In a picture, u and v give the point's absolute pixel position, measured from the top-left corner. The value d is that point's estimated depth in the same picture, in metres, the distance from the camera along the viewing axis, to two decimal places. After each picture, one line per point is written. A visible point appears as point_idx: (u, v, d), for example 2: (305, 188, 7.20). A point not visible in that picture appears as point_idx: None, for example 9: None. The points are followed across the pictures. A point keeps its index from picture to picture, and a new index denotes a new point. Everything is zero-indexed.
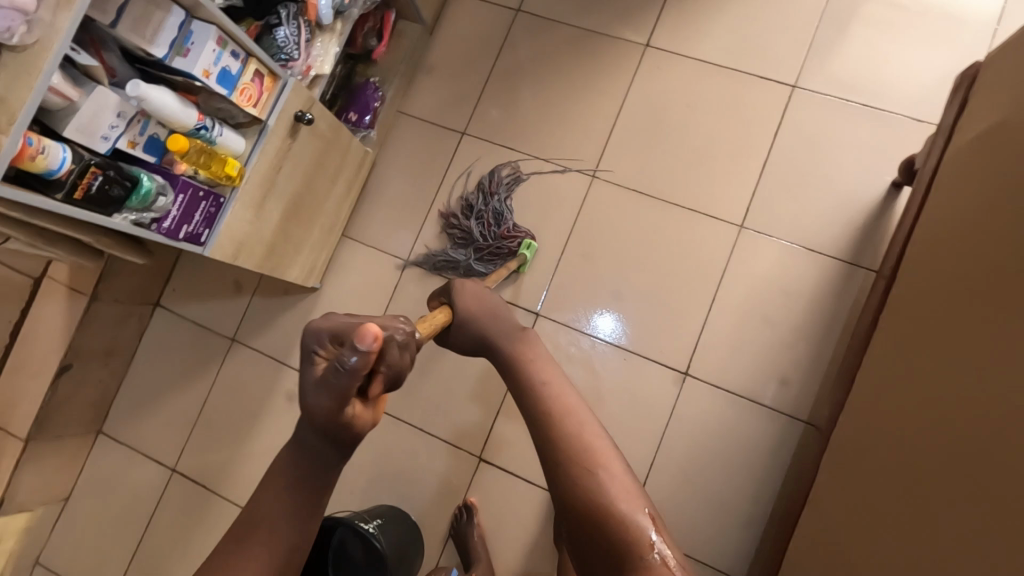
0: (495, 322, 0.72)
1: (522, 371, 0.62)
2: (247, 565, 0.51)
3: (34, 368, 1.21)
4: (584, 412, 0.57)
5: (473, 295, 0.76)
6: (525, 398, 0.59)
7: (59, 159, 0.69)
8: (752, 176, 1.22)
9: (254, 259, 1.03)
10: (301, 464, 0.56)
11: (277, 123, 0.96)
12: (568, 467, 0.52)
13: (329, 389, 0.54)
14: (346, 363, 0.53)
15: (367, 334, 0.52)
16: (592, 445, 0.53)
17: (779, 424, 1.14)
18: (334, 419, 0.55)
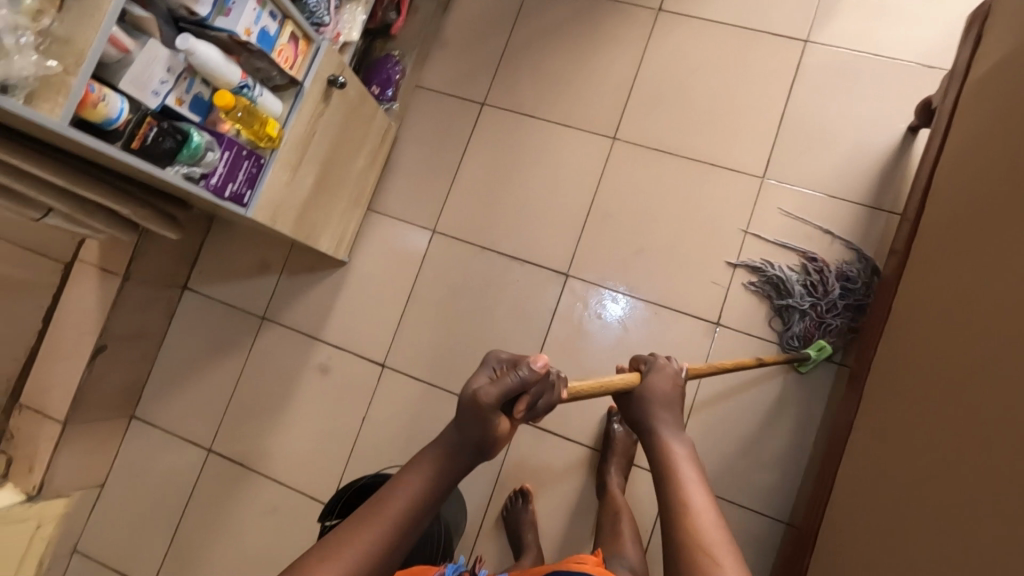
0: (671, 413, 0.76)
1: (668, 464, 0.69)
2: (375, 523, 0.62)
3: (68, 351, 1.22)
4: (713, 511, 0.63)
5: (670, 378, 0.79)
6: (663, 486, 0.67)
7: (118, 109, 0.70)
8: (771, 129, 1.24)
9: (290, 223, 1.05)
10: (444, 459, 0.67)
11: (312, 86, 0.98)
12: (688, 553, 0.59)
13: (499, 389, 0.67)
14: (524, 373, 0.67)
15: (540, 360, 0.68)
16: (710, 538, 0.59)
17: (815, 367, 1.16)
18: (489, 417, 0.66)
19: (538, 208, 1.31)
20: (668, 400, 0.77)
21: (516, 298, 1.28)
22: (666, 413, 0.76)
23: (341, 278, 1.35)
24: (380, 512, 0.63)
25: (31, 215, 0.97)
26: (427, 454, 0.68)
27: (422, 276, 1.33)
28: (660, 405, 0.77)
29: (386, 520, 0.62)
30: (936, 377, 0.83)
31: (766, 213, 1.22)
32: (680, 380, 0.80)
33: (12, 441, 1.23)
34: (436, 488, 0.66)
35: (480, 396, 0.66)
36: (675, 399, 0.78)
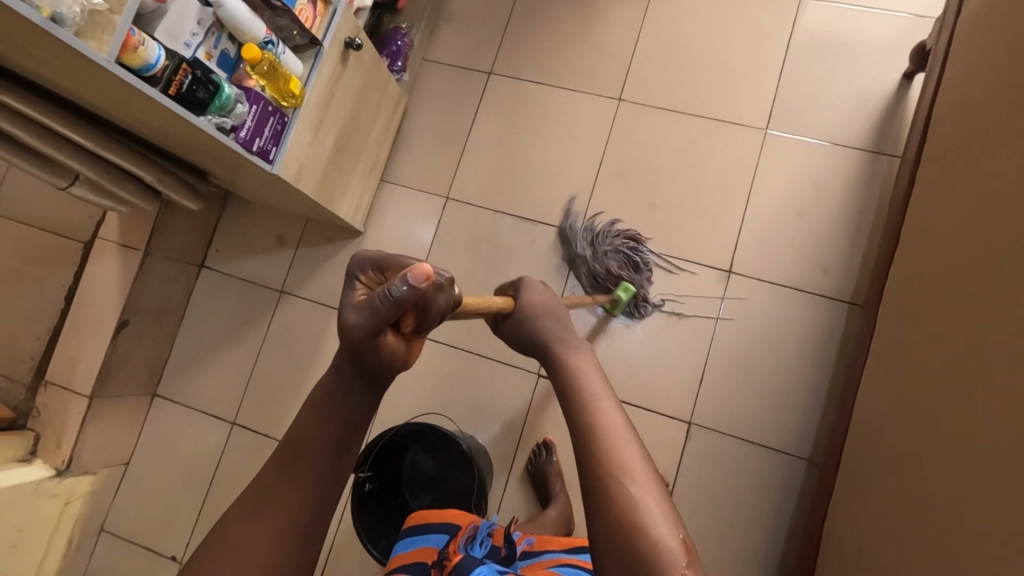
0: (557, 325, 0.65)
1: (570, 381, 0.56)
2: (261, 517, 0.48)
3: (92, 326, 1.24)
4: (629, 428, 0.52)
5: (543, 294, 0.69)
6: (561, 393, 0.56)
7: (156, 55, 0.73)
8: (772, 82, 1.29)
9: (312, 183, 1.08)
10: (335, 413, 0.51)
11: (331, 47, 1.00)
12: (597, 464, 0.48)
13: (369, 312, 0.51)
14: (395, 293, 0.50)
15: (422, 270, 0.51)
16: (626, 458, 0.48)
17: (826, 308, 1.20)
18: (365, 346, 0.51)
19: (548, 171, 1.34)
20: (550, 314, 0.66)
21: (531, 258, 1.31)
22: (553, 325, 0.65)
23: (357, 248, 1.38)
24: (269, 500, 0.49)
25: (59, 184, 0.99)
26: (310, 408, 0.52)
27: (438, 241, 1.36)
28: (545, 319, 0.66)
29: (290, 499, 0.49)
30: (939, 290, 0.87)
31: (765, 161, 1.26)
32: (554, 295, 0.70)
33: (39, 418, 1.25)
34: (334, 452, 0.51)
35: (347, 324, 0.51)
36: (559, 313, 0.67)
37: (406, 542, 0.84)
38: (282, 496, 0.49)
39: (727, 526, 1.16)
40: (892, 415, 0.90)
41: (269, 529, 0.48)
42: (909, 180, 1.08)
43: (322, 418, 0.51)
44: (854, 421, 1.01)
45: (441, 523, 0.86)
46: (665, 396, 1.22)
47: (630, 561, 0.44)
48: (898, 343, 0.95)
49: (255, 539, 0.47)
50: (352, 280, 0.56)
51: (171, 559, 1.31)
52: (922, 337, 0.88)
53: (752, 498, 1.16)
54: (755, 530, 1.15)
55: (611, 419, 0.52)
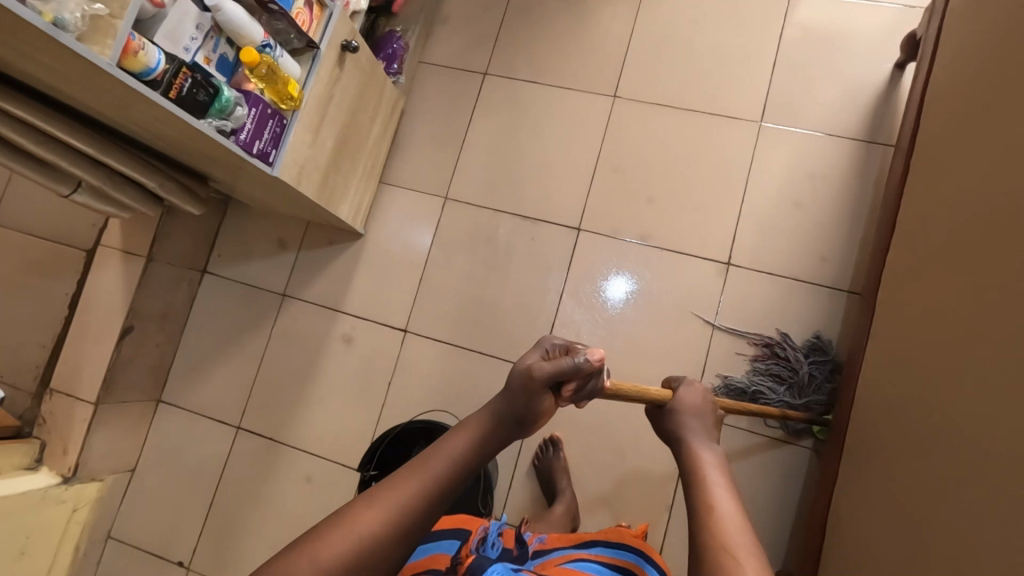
0: (702, 424, 0.70)
1: (696, 468, 0.62)
2: (407, 480, 0.57)
3: (96, 333, 1.25)
4: (743, 516, 0.55)
5: (702, 393, 0.73)
6: (689, 486, 0.60)
7: (156, 59, 0.74)
8: (765, 76, 1.30)
9: (312, 185, 1.09)
10: (487, 427, 0.64)
11: (328, 50, 1.01)
12: (711, 557, 0.51)
13: (554, 370, 0.67)
14: (580, 362, 0.68)
15: (597, 354, 0.69)
16: (734, 538, 0.52)
17: (825, 297, 1.20)
18: (538, 391, 0.66)
19: (546, 168, 1.35)
20: (700, 414, 0.71)
21: (532, 255, 1.32)
22: (699, 425, 0.69)
23: (358, 250, 1.39)
24: (421, 467, 0.58)
25: (61, 191, 1.00)
26: (473, 419, 0.64)
27: (438, 241, 1.37)
28: (693, 417, 0.70)
29: (435, 472, 0.58)
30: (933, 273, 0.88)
31: (759, 153, 1.27)
32: (710, 399, 0.73)
33: (44, 426, 1.26)
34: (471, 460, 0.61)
35: (533, 369, 0.66)
36: (708, 416, 0.71)
37: (419, 551, 0.78)
38: (428, 470, 0.58)
39: None
40: (891, 399, 0.90)
41: (416, 492, 0.56)
42: (903, 167, 1.09)
43: (470, 443, 0.62)
44: (853, 407, 1.02)
45: (450, 530, 0.84)
46: None
47: None
48: (895, 326, 0.96)
49: (398, 492, 0.56)
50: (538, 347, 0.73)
51: (178, 564, 1.31)
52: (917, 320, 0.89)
53: (758, 489, 1.16)
54: (761, 520, 1.15)
55: (731, 520, 0.54)
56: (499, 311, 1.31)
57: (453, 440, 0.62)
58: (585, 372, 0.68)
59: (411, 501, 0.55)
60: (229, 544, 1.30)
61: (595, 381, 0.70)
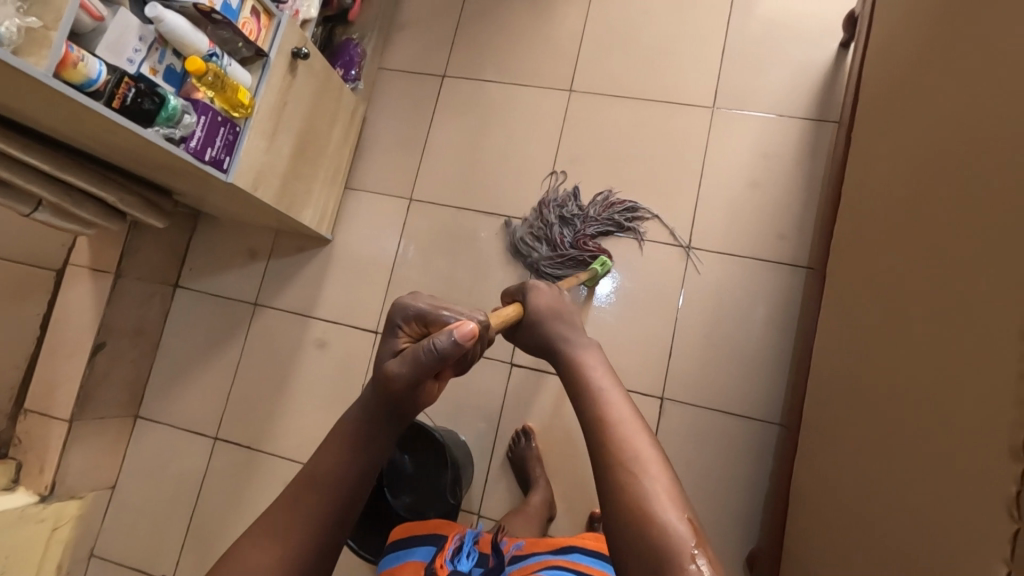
0: (564, 322, 0.71)
1: (579, 373, 0.62)
2: (294, 511, 0.56)
3: (68, 350, 1.26)
4: (640, 421, 0.56)
5: (548, 298, 0.74)
6: (578, 396, 0.60)
7: (97, 70, 0.76)
8: (715, 62, 1.32)
9: (272, 190, 1.11)
10: (362, 429, 0.60)
11: (278, 57, 1.04)
12: (618, 479, 0.51)
13: (413, 363, 0.61)
14: (439, 345, 0.60)
15: (466, 330, 0.62)
16: (636, 449, 0.53)
17: (784, 274, 1.22)
18: (405, 391, 0.61)
19: (507, 165, 1.38)
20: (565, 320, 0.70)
21: (496, 250, 1.34)
22: (564, 327, 0.70)
23: (327, 255, 1.41)
24: (302, 494, 0.56)
25: (22, 211, 1.02)
26: (343, 423, 0.60)
27: (404, 242, 1.39)
28: (564, 324, 0.70)
29: (319, 493, 0.56)
30: (869, 238, 0.90)
31: (712, 136, 1.29)
32: (561, 298, 0.76)
33: (21, 446, 1.27)
34: (353, 467, 0.58)
35: (388, 373, 0.60)
36: (576, 323, 0.70)
37: (392, 558, 0.87)
38: (312, 494, 0.56)
39: (707, 496, 1.17)
40: (836, 364, 0.92)
41: (302, 521, 0.55)
42: (846, 141, 1.11)
43: (347, 447, 0.59)
44: (809, 377, 1.04)
45: (427, 535, 0.89)
46: (636, 374, 1.24)
47: (644, 543, 0.48)
48: (839, 294, 0.98)
49: (286, 524, 0.55)
50: (396, 327, 0.67)
51: None
52: (856, 285, 0.91)
53: (729, 466, 1.17)
54: (734, 496, 1.16)
55: (627, 424, 0.55)
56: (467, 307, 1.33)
57: (329, 451, 0.59)
58: (449, 353, 0.61)
59: (299, 532, 0.55)
60: (211, 555, 1.30)
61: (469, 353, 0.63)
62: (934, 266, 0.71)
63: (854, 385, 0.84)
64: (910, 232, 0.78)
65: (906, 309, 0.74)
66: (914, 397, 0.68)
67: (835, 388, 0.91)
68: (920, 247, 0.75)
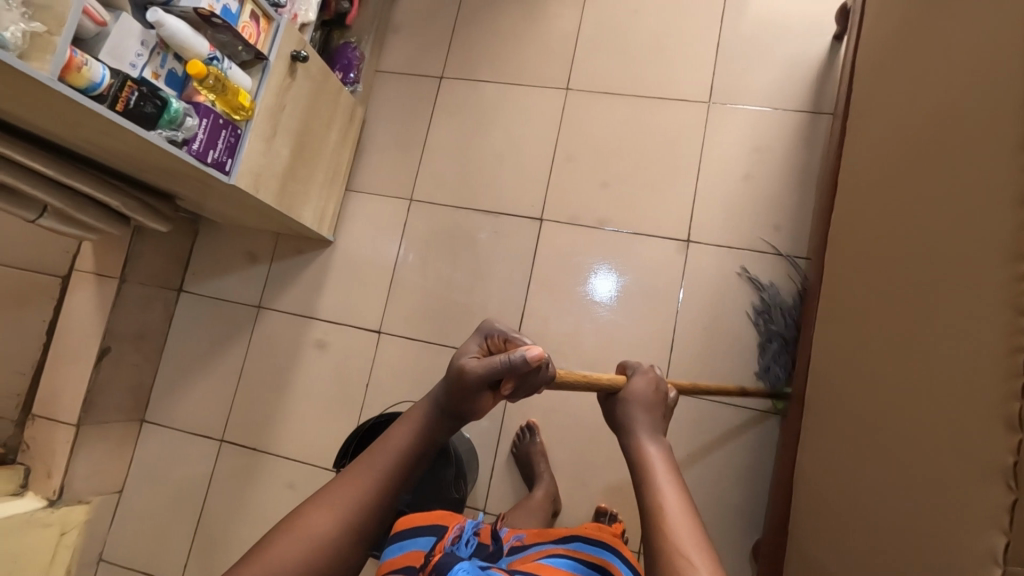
0: (653, 414, 0.66)
1: (641, 455, 0.61)
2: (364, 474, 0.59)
3: (74, 355, 1.28)
4: (692, 509, 0.55)
5: (654, 383, 0.69)
6: (638, 486, 0.59)
7: (100, 74, 0.78)
8: (709, 58, 1.34)
9: (271, 191, 1.12)
10: (429, 419, 0.64)
11: (277, 61, 1.05)
12: (665, 563, 0.50)
13: (484, 368, 0.63)
14: (512, 358, 0.62)
15: (536, 351, 0.62)
16: (686, 537, 0.52)
17: (782, 265, 1.23)
18: (470, 392, 0.63)
19: (504, 164, 1.39)
20: (647, 404, 0.67)
21: (495, 248, 1.35)
22: (644, 415, 0.66)
23: (328, 257, 1.42)
24: (371, 463, 0.60)
25: (27, 216, 1.03)
26: (416, 409, 0.64)
27: (405, 242, 1.40)
28: (641, 408, 0.66)
29: (386, 463, 0.60)
30: (862, 225, 0.91)
31: (707, 131, 1.30)
32: (660, 386, 0.70)
33: (28, 452, 1.28)
34: (415, 453, 0.62)
35: (463, 369, 0.63)
36: (656, 406, 0.67)
37: (389, 548, 0.73)
38: (381, 462, 0.60)
39: (710, 488, 1.17)
40: (829, 350, 0.93)
41: (367, 491, 0.58)
42: (841, 133, 1.12)
43: (417, 432, 0.63)
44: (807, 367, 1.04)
45: (427, 525, 0.76)
46: None
47: None
48: (834, 282, 0.99)
49: (354, 485, 0.58)
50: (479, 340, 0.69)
51: None
52: (850, 272, 0.92)
53: (734, 459, 1.18)
54: (737, 487, 1.16)
55: (681, 514, 0.54)
56: (469, 305, 1.34)
57: (401, 430, 0.63)
58: (519, 370, 0.62)
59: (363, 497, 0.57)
60: (218, 557, 1.31)
61: (537, 377, 0.63)
62: (924, 249, 0.72)
63: (849, 369, 0.85)
64: (900, 217, 0.79)
65: (899, 293, 0.75)
66: (907, 377, 0.69)
67: (830, 374, 0.92)
68: (910, 230, 0.76)
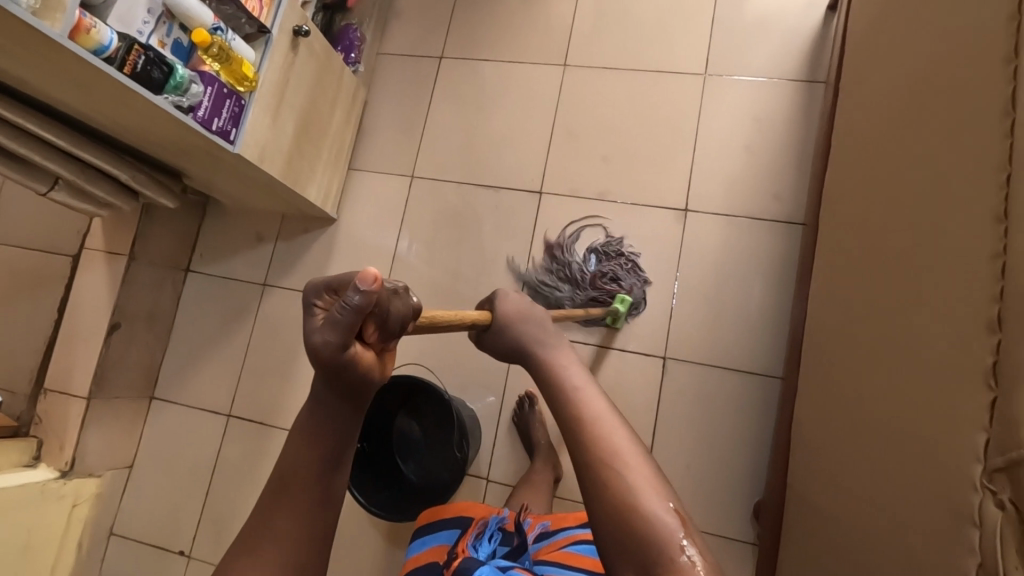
0: (528, 320, 0.63)
1: (548, 369, 0.58)
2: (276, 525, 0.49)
3: (85, 332, 1.30)
4: (613, 413, 0.53)
5: (518, 303, 0.64)
6: (552, 399, 0.55)
7: (109, 37, 0.81)
8: (704, 31, 1.35)
9: (277, 165, 1.15)
10: (316, 431, 0.51)
11: (280, 35, 1.08)
12: (601, 474, 0.48)
13: (333, 328, 0.46)
14: (352, 300, 0.45)
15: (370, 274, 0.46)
16: (615, 444, 0.50)
17: (780, 232, 1.24)
18: (341, 365, 0.47)
19: (503, 140, 1.41)
20: (527, 320, 0.63)
21: (496, 223, 1.37)
22: (530, 322, 0.62)
23: (332, 235, 1.44)
24: (273, 515, 0.49)
25: (40, 189, 1.06)
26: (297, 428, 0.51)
27: (407, 218, 1.42)
28: (524, 325, 0.62)
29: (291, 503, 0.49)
30: None
31: (703, 102, 1.32)
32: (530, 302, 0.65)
33: (41, 425, 1.30)
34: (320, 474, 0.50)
35: (318, 350, 0.46)
36: (538, 318, 0.63)
37: (419, 543, 0.93)
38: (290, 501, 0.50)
39: (711, 453, 1.18)
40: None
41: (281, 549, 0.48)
42: (835, 97, 1.14)
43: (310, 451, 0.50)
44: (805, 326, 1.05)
45: (453, 519, 0.95)
46: (639, 337, 1.25)
47: (630, 535, 0.46)
48: None
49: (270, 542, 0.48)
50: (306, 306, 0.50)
51: (180, 553, 1.34)
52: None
53: (735, 424, 1.18)
54: (738, 452, 1.17)
55: (606, 420, 0.52)
56: (470, 279, 1.36)
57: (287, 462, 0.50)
58: (365, 311, 0.46)
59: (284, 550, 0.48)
60: (228, 529, 1.33)
61: (390, 306, 0.48)
62: None
63: None
64: None
65: None
66: None
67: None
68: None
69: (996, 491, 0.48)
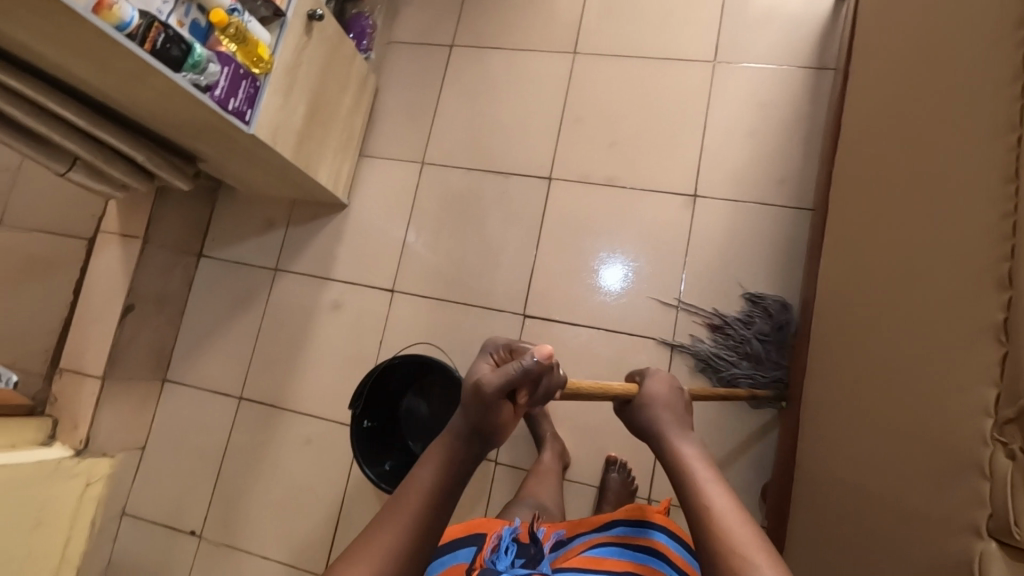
0: (672, 411, 0.69)
1: (676, 459, 0.64)
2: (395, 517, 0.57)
3: (99, 313, 1.32)
4: (741, 508, 0.57)
5: (666, 381, 0.71)
6: (681, 489, 0.61)
7: (130, 14, 0.83)
8: (714, 18, 1.36)
9: (289, 146, 1.16)
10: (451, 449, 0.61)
11: (294, 18, 1.10)
12: (729, 564, 0.53)
13: (501, 377, 0.58)
14: (527, 362, 0.58)
15: (544, 349, 0.59)
16: (740, 535, 0.54)
17: (788, 217, 1.25)
18: (493, 405, 0.58)
19: (512, 126, 1.42)
20: (666, 406, 0.69)
21: (506, 207, 1.38)
22: (668, 414, 0.68)
23: (342, 220, 1.45)
24: (399, 506, 0.58)
25: (58, 169, 1.08)
26: (436, 447, 0.62)
27: (417, 204, 1.43)
28: (664, 409, 0.69)
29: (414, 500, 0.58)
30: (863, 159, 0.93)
31: (711, 88, 1.33)
32: (678, 386, 0.72)
33: (56, 405, 1.32)
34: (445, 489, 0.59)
35: (482, 386, 0.58)
36: (676, 406, 0.70)
37: (438, 565, 0.82)
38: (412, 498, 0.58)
39: (719, 436, 1.19)
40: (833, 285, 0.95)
41: (395, 539, 0.56)
42: (844, 81, 1.14)
43: (442, 463, 0.60)
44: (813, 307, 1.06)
45: (466, 536, 0.84)
46: (647, 320, 1.26)
47: None
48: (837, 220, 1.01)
49: (389, 525, 0.57)
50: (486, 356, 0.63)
51: (190, 533, 1.36)
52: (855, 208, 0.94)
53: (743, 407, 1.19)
54: (747, 435, 1.18)
55: (731, 513, 0.56)
56: (480, 263, 1.37)
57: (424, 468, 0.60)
58: (532, 372, 0.58)
59: (399, 544, 0.56)
60: (238, 510, 1.35)
61: (551, 378, 0.59)
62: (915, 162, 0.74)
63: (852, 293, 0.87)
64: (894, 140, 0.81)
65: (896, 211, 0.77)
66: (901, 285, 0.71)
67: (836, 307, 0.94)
68: (902, 151, 0.78)
69: (1007, 443, 0.54)
